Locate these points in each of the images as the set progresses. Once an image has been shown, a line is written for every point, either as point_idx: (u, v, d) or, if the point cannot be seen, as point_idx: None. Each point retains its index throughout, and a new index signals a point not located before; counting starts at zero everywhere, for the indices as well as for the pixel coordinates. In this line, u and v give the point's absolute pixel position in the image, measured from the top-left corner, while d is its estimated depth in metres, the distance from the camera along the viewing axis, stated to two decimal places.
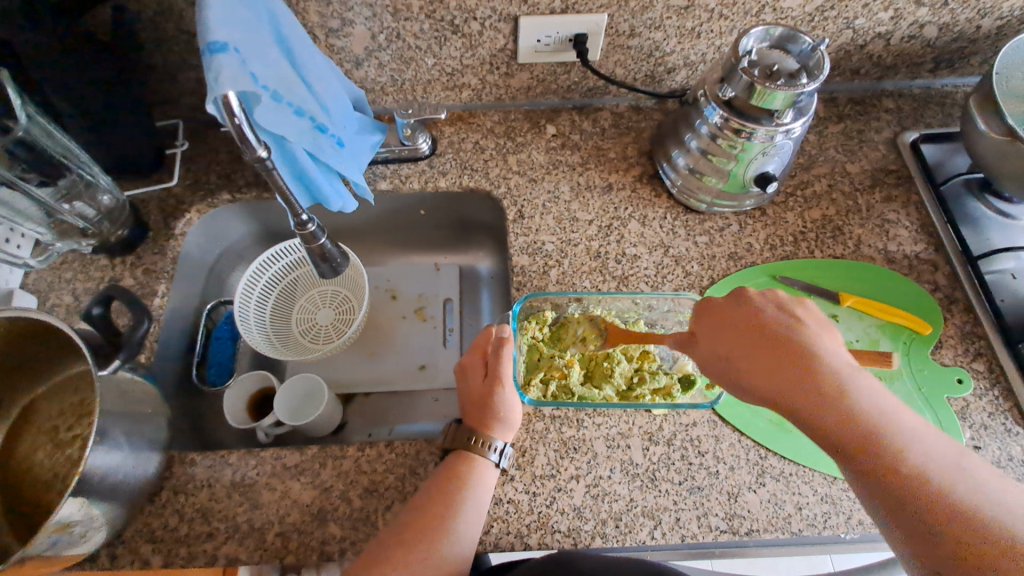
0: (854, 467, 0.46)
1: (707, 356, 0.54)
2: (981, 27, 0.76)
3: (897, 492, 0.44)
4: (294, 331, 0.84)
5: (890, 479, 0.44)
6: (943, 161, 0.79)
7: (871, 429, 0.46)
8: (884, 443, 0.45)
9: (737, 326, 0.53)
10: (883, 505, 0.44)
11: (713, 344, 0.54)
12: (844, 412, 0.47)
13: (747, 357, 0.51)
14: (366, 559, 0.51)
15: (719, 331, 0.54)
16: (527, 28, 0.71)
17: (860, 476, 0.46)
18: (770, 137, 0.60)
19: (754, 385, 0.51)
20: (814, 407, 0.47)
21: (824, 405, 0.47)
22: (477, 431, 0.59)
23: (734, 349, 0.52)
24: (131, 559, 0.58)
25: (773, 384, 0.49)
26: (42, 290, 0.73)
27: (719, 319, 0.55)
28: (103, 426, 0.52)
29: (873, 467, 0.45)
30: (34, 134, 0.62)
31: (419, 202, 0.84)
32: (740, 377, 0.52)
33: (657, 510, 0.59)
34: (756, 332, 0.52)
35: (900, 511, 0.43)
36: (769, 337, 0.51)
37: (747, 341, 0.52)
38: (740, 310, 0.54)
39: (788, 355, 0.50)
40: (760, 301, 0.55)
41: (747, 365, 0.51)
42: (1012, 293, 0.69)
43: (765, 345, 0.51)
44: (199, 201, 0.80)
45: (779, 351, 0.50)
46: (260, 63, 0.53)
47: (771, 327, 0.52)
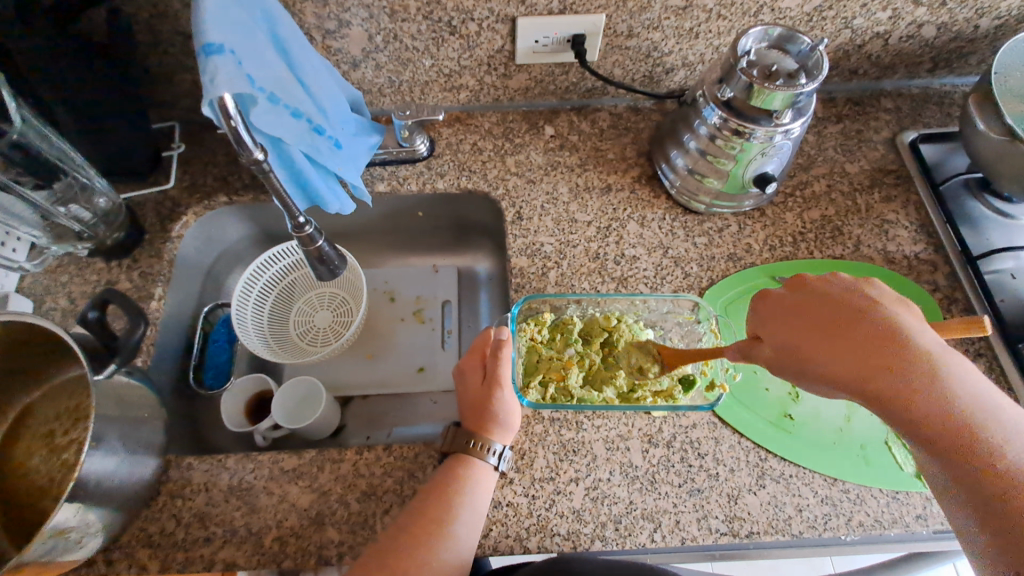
0: (951, 464, 0.44)
1: (779, 342, 0.50)
2: (980, 26, 0.76)
3: (995, 494, 0.42)
4: (292, 334, 0.84)
5: (996, 480, 0.42)
6: (942, 161, 0.79)
7: (978, 426, 0.44)
8: (995, 442, 0.43)
9: (800, 317, 0.50)
10: (974, 505, 0.43)
11: (777, 334, 0.51)
12: (953, 409, 0.45)
13: (823, 343, 0.48)
14: (365, 563, 0.51)
15: (785, 319, 0.51)
16: (525, 29, 0.71)
17: (955, 472, 0.44)
18: (769, 137, 0.60)
19: (827, 371, 0.48)
20: (908, 399, 0.45)
21: (921, 399, 0.45)
22: (475, 434, 0.59)
23: (802, 333, 0.49)
24: (128, 564, 0.57)
25: (849, 370, 0.47)
26: (38, 293, 0.72)
27: (785, 307, 0.51)
28: (98, 431, 0.52)
29: (980, 468, 0.43)
30: (29, 138, 0.62)
31: (417, 204, 0.83)
32: (814, 362, 0.48)
33: (657, 512, 0.58)
34: (833, 317, 0.49)
35: (985, 507, 0.42)
36: (849, 319, 0.48)
37: (823, 326, 0.49)
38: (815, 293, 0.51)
39: (872, 341, 0.47)
40: (828, 285, 0.52)
41: (824, 351, 0.48)
42: (1012, 293, 0.69)
43: (845, 329, 0.48)
44: (196, 203, 0.79)
45: (860, 336, 0.47)
46: (256, 63, 0.53)
47: (853, 310, 0.49)
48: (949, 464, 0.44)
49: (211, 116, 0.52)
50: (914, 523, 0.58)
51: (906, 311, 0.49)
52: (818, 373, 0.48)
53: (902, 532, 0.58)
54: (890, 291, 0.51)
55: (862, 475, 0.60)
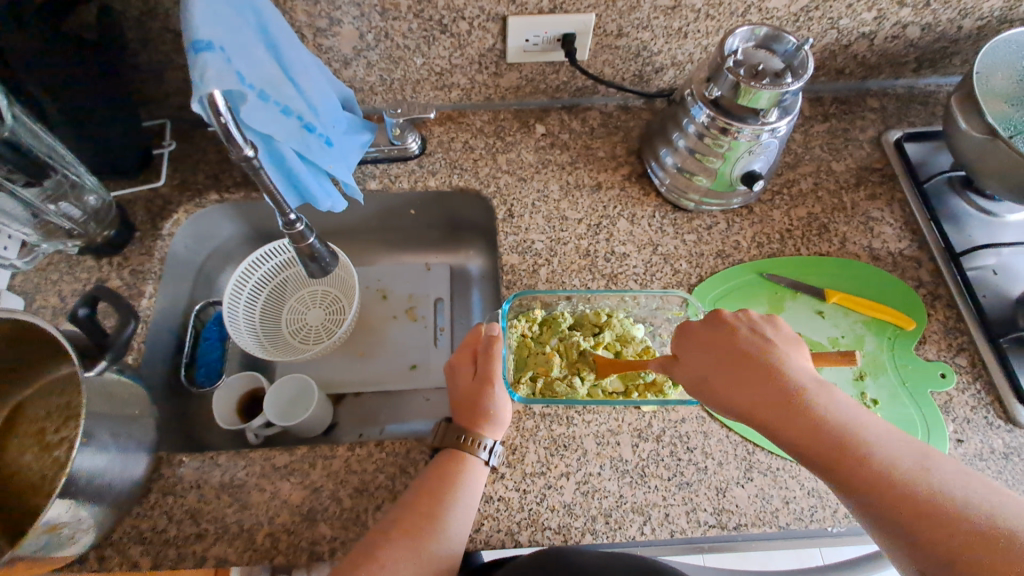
0: (853, 491, 0.42)
1: (692, 376, 0.53)
2: (962, 27, 0.77)
3: (900, 517, 0.40)
4: (283, 332, 0.84)
5: (893, 500, 0.41)
6: (926, 159, 0.80)
7: (850, 444, 0.44)
8: (870, 458, 0.43)
9: (710, 343, 0.54)
10: (892, 535, 0.40)
11: (691, 363, 0.54)
12: (830, 432, 0.45)
13: (726, 376, 0.51)
14: (354, 558, 0.51)
15: (696, 348, 0.54)
16: (516, 28, 0.71)
17: (861, 500, 0.42)
18: (756, 135, 0.61)
19: (731, 404, 0.50)
20: (791, 425, 0.46)
21: (797, 425, 0.46)
22: (466, 430, 0.59)
23: (706, 365, 0.52)
24: (119, 561, 0.57)
25: (749, 405, 0.48)
26: (28, 291, 0.72)
27: (698, 340, 0.55)
28: (90, 428, 0.52)
29: (876, 489, 0.41)
30: (20, 135, 0.61)
31: (409, 202, 0.84)
32: (715, 391, 0.51)
33: (646, 506, 0.59)
34: (729, 352, 0.52)
35: (907, 531, 0.39)
36: (738, 351, 0.52)
37: (722, 359, 0.52)
38: (713, 329, 0.55)
39: (761, 371, 0.49)
40: (733, 320, 0.55)
41: (722, 385, 0.50)
42: (993, 289, 0.70)
43: (734, 358, 0.51)
44: (187, 200, 0.79)
45: (747, 369, 0.50)
46: (245, 60, 0.53)
47: (739, 347, 0.52)
48: (854, 492, 0.42)
49: (201, 113, 0.51)
50: None
51: (797, 347, 0.52)
52: (726, 404, 0.50)
53: None
54: (791, 330, 0.54)
55: None
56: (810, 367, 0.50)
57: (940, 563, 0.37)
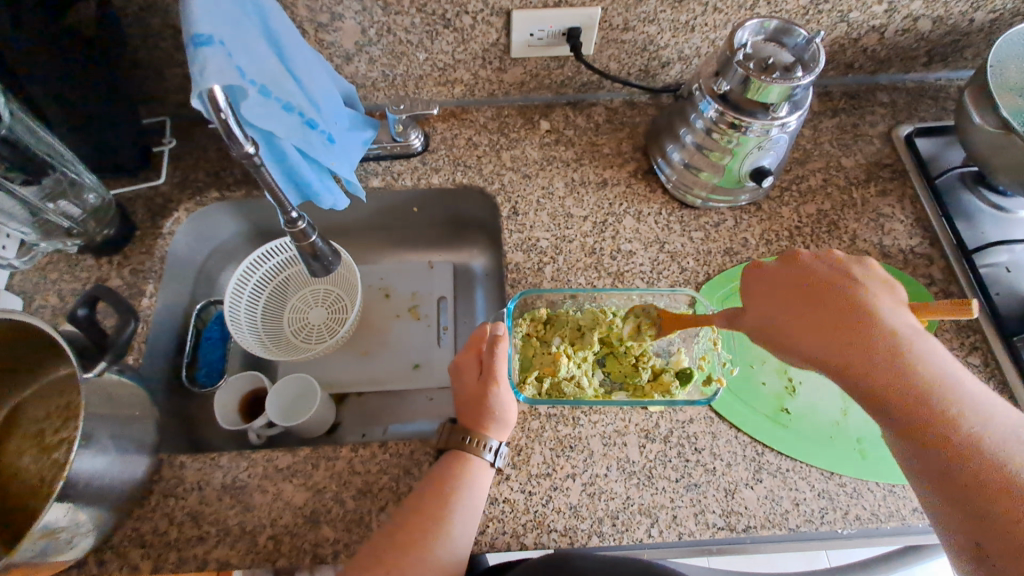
0: (910, 431, 0.46)
1: (760, 319, 0.54)
2: (975, 20, 0.75)
3: (956, 472, 0.43)
4: (286, 331, 0.83)
5: (941, 447, 0.44)
6: (938, 154, 0.79)
7: (929, 395, 0.46)
8: (946, 404, 0.45)
9: (776, 289, 0.54)
10: (934, 479, 0.44)
11: (759, 305, 0.54)
12: (909, 377, 0.47)
13: (801, 318, 0.52)
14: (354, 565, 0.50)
15: (757, 296, 0.55)
16: (520, 22, 0.70)
17: (909, 442, 0.46)
18: (765, 130, 0.60)
19: (803, 347, 0.51)
20: (867, 368, 0.48)
21: (880, 370, 0.47)
22: (472, 430, 0.58)
23: (779, 311, 0.53)
24: (119, 563, 0.57)
25: (823, 347, 0.50)
26: (27, 290, 0.71)
27: (756, 292, 0.55)
28: (88, 429, 0.51)
29: (933, 433, 0.44)
30: (17, 133, 0.61)
31: (411, 199, 0.83)
32: (779, 336, 0.53)
33: (654, 507, 0.58)
34: (807, 292, 0.53)
35: (945, 482, 0.43)
36: (826, 291, 0.52)
37: (792, 302, 0.53)
38: (796, 268, 0.55)
39: (840, 316, 0.50)
40: (811, 262, 0.55)
41: (798, 322, 0.52)
42: (1007, 286, 0.69)
43: (815, 297, 0.52)
44: (187, 198, 0.78)
45: (833, 316, 0.51)
46: (245, 55, 0.52)
47: (834, 288, 0.52)
48: (912, 437, 0.45)
49: (200, 109, 0.51)
50: (910, 517, 0.58)
51: (895, 294, 0.52)
52: (794, 346, 0.52)
53: (898, 526, 0.58)
54: (883, 272, 0.54)
55: (859, 469, 0.60)
56: (911, 317, 0.51)
57: (969, 506, 0.41)
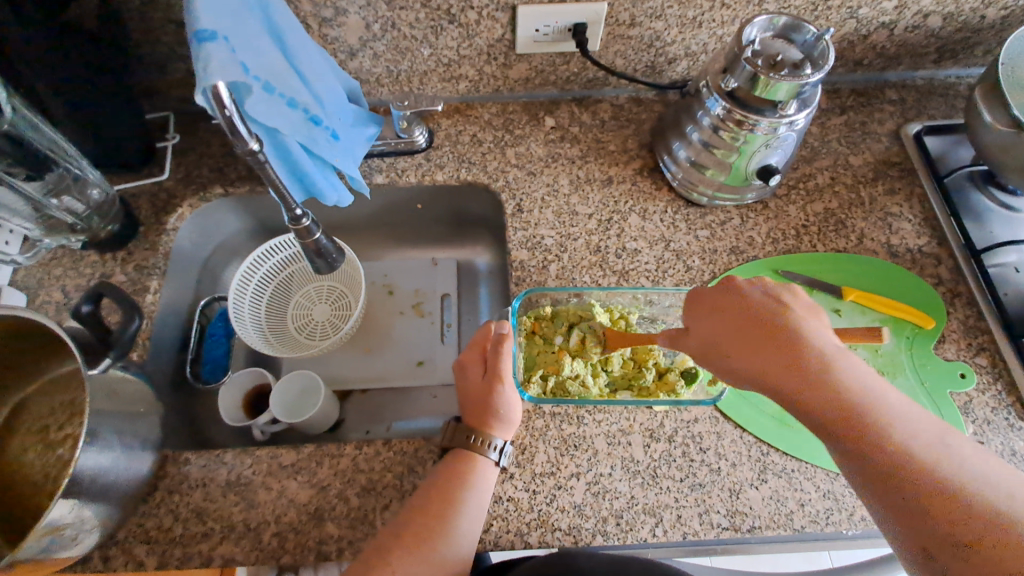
0: (857, 458, 0.43)
1: (705, 344, 0.52)
2: (986, 16, 0.75)
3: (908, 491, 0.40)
4: (290, 328, 0.83)
5: (883, 464, 0.41)
6: (946, 153, 0.78)
7: (870, 414, 0.43)
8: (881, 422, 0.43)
9: (721, 312, 0.52)
10: (876, 493, 0.41)
11: (703, 328, 0.52)
12: (841, 396, 0.44)
13: (740, 344, 0.49)
14: (373, 553, 0.51)
15: (711, 313, 0.52)
16: (526, 17, 0.70)
17: (854, 461, 0.43)
18: (773, 129, 0.59)
19: (740, 368, 0.49)
20: (810, 394, 0.45)
21: (817, 392, 0.45)
22: (477, 429, 0.58)
23: (723, 335, 0.50)
24: (125, 560, 0.57)
25: (762, 365, 0.48)
26: (31, 286, 0.71)
27: (706, 308, 0.53)
28: (93, 427, 0.51)
29: (867, 449, 0.42)
30: (20, 128, 0.60)
31: (416, 195, 0.82)
32: (731, 357, 0.50)
33: (658, 507, 0.58)
34: (755, 319, 0.50)
35: (895, 501, 0.40)
36: (755, 315, 0.50)
37: (734, 325, 0.50)
38: (733, 294, 0.52)
39: (780, 340, 0.48)
40: (747, 287, 0.53)
41: (736, 347, 0.49)
42: (1015, 286, 0.68)
43: (748, 321, 0.50)
44: (190, 194, 0.78)
45: (768, 337, 0.48)
46: (250, 51, 0.52)
47: (762, 312, 0.50)
48: (859, 461, 0.42)
49: (204, 106, 0.50)
50: None
51: (818, 318, 0.51)
52: (735, 368, 0.49)
53: None
54: (809, 298, 0.52)
55: None
56: (834, 339, 0.48)
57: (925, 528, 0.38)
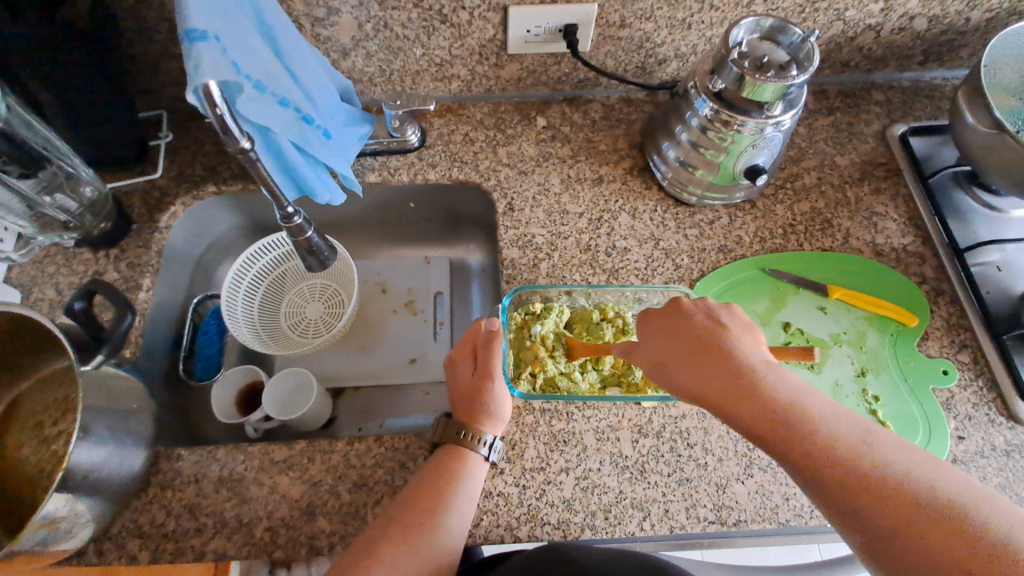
0: (812, 479, 0.42)
1: (654, 366, 0.53)
2: (970, 19, 0.76)
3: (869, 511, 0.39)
4: (282, 326, 0.84)
5: (831, 480, 0.41)
6: (932, 153, 0.79)
7: (800, 428, 0.43)
8: (816, 433, 0.43)
9: (666, 331, 0.53)
10: (841, 517, 0.40)
11: (650, 346, 0.54)
12: (776, 410, 0.45)
13: (680, 365, 0.51)
14: (369, 562, 0.50)
15: (656, 334, 0.54)
16: (517, 18, 0.70)
17: (808, 480, 0.42)
18: (760, 129, 0.60)
19: (686, 387, 0.50)
20: (744, 411, 0.46)
21: (748, 411, 0.46)
22: (467, 425, 0.59)
23: (664, 355, 0.52)
24: (118, 554, 0.57)
25: (698, 385, 0.49)
26: (25, 284, 0.71)
27: (656, 320, 0.55)
28: (86, 422, 0.52)
29: (811, 462, 0.42)
30: (14, 126, 0.61)
31: (408, 194, 0.83)
32: (675, 377, 0.51)
33: (646, 501, 0.59)
34: (694, 341, 0.51)
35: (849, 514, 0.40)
36: (691, 334, 0.52)
37: (672, 344, 0.52)
38: (673, 314, 0.54)
39: (714, 357, 0.49)
40: (692, 309, 0.54)
41: (682, 367, 0.51)
42: (997, 285, 0.69)
43: (688, 341, 0.52)
44: (184, 192, 0.78)
45: (705, 355, 0.50)
46: (241, 51, 0.52)
47: (699, 331, 0.52)
48: (816, 480, 0.42)
49: (195, 104, 0.51)
50: None
51: (755, 334, 0.52)
52: (682, 387, 0.50)
53: None
54: (745, 315, 0.54)
55: None
56: (767, 354, 0.50)
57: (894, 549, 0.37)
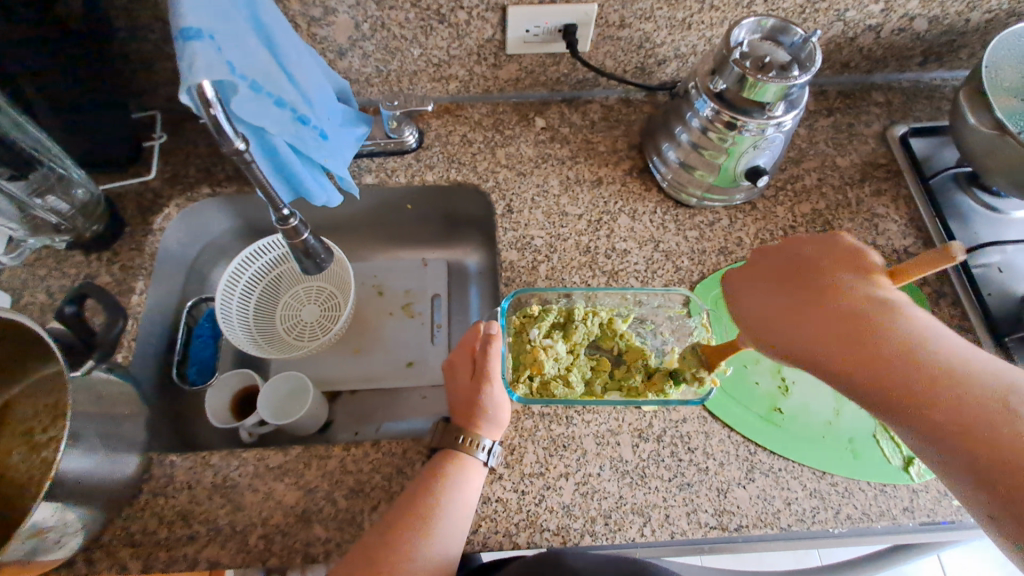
0: (924, 422, 0.44)
1: (755, 313, 0.55)
2: (970, 20, 0.76)
3: (980, 455, 0.41)
4: (278, 329, 0.83)
5: (957, 425, 0.42)
6: (932, 154, 0.79)
7: (930, 368, 0.45)
8: (941, 375, 0.44)
9: (773, 288, 0.55)
10: (954, 462, 0.42)
11: (753, 303, 0.56)
12: (913, 355, 0.46)
13: (784, 313, 0.53)
14: (398, 530, 0.52)
15: (758, 288, 0.57)
16: (515, 18, 0.70)
17: (926, 426, 0.44)
18: (761, 130, 0.60)
19: (793, 336, 0.52)
20: (865, 355, 0.47)
21: (873, 347, 0.47)
22: (464, 429, 0.58)
23: (774, 303, 0.54)
24: (109, 563, 0.56)
25: (808, 329, 0.51)
26: (15, 287, 0.70)
27: (758, 281, 0.57)
28: (77, 429, 0.50)
29: (933, 405, 0.44)
30: (3, 127, 0.60)
31: (405, 196, 0.82)
32: (774, 329, 0.53)
33: (646, 507, 0.58)
34: (801, 287, 0.54)
35: (948, 441, 0.42)
36: (807, 282, 0.54)
37: (787, 289, 0.54)
38: (788, 256, 0.57)
39: (828, 305, 0.51)
40: (791, 258, 0.56)
41: (784, 319, 0.53)
42: (999, 287, 0.69)
43: (801, 288, 0.54)
44: (178, 194, 0.77)
45: (820, 294, 0.52)
46: (237, 50, 0.51)
47: (816, 272, 0.54)
48: (935, 429, 0.43)
49: (190, 104, 0.50)
50: (900, 516, 0.58)
51: (866, 263, 0.53)
52: (782, 342, 0.52)
53: (888, 525, 0.58)
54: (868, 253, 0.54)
55: (849, 468, 0.60)
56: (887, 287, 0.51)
57: (1012, 498, 0.39)
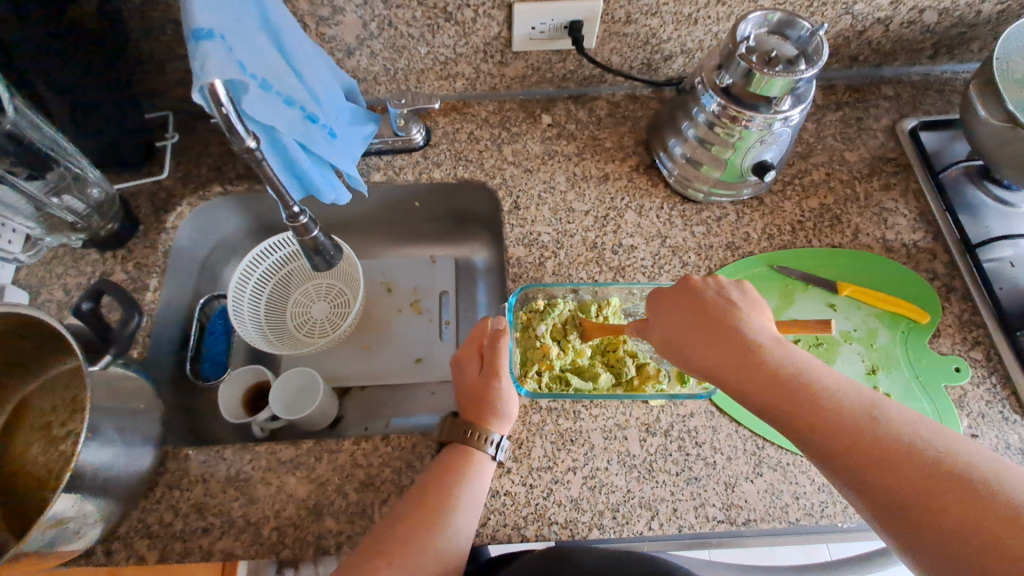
0: (835, 462, 0.40)
1: (668, 348, 0.52)
2: (981, 12, 0.75)
3: (888, 492, 0.37)
4: (289, 325, 0.84)
5: (863, 462, 0.39)
6: (942, 148, 0.78)
7: (813, 396, 0.43)
8: (826, 402, 0.42)
9: (681, 311, 0.52)
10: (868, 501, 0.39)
11: (660, 328, 0.53)
12: (794, 388, 0.44)
13: (699, 344, 0.50)
14: (412, 522, 0.52)
15: (665, 312, 0.54)
16: (522, 15, 0.70)
17: (835, 465, 0.40)
18: (768, 124, 0.60)
19: (697, 362, 0.49)
20: (758, 387, 0.45)
21: (764, 378, 0.45)
22: (473, 424, 0.59)
23: (682, 335, 0.51)
24: (126, 554, 0.58)
25: (710, 356, 0.48)
26: (33, 285, 0.72)
27: (666, 302, 0.54)
28: (95, 423, 0.52)
29: (839, 443, 0.40)
30: (22, 128, 0.61)
31: (414, 193, 0.83)
32: (684, 352, 0.51)
33: (654, 501, 0.59)
34: (703, 316, 0.51)
35: (866, 487, 0.38)
36: (704, 312, 0.51)
37: (686, 322, 0.51)
38: (681, 289, 0.54)
39: (722, 333, 0.49)
40: (702, 286, 0.53)
41: (692, 343, 0.50)
42: (1010, 281, 0.68)
43: (699, 318, 0.51)
44: (190, 193, 0.79)
45: (719, 329, 0.49)
46: (246, 49, 0.52)
47: (714, 308, 0.51)
48: (839, 465, 0.40)
49: (202, 103, 0.51)
50: None
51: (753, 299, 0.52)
52: (693, 363, 0.50)
53: None
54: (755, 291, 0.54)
55: None
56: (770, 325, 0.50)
57: (931, 533, 0.35)
